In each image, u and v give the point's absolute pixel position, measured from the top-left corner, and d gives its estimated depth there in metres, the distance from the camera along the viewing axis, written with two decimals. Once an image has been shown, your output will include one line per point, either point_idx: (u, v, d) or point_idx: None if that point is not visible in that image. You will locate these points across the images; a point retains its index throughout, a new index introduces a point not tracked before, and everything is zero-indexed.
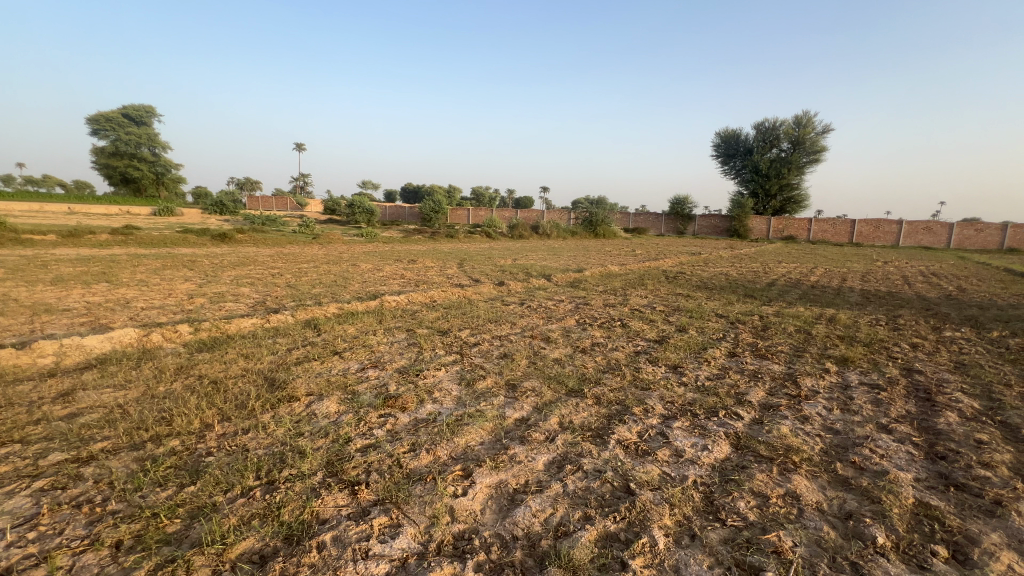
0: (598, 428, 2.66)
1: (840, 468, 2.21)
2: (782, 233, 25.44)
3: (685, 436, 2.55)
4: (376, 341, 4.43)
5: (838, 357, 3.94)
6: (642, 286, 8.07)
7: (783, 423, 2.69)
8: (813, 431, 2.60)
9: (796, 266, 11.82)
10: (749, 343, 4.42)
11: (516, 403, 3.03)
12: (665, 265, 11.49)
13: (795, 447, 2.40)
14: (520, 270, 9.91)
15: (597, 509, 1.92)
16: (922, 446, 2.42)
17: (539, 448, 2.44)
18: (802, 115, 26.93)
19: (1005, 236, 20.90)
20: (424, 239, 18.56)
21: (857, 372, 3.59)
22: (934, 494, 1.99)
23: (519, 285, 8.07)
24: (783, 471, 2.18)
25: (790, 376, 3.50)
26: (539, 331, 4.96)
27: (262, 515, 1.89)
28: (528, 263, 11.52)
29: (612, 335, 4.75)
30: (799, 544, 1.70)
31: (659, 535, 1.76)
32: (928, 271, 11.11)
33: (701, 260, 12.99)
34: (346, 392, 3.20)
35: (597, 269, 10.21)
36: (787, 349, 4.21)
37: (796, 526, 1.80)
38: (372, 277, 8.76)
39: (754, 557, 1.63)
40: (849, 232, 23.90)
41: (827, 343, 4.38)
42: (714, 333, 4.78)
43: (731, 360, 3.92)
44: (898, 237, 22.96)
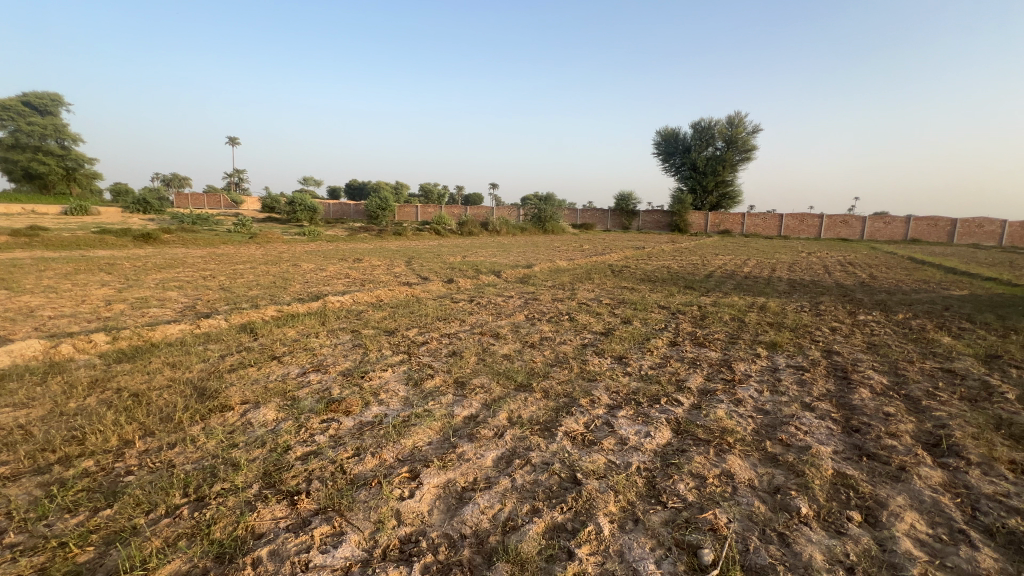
0: (546, 421, 2.69)
1: (770, 445, 2.36)
2: (719, 227, 26.89)
3: (629, 424, 2.63)
4: (318, 344, 4.24)
5: (768, 342, 4.21)
6: (589, 281, 8.26)
7: (719, 407, 2.84)
8: (745, 412, 2.76)
9: (731, 258, 12.53)
10: (688, 332, 4.63)
11: (464, 401, 3.00)
12: (611, 259, 11.84)
13: (729, 429, 2.54)
14: (469, 267, 9.85)
15: (545, 502, 1.94)
16: (840, 421, 2.63)
17: (488, 445, 2.43)
18: (734, 116, 28.58)
19: (908, 228, 23.21)
20: (371, 236, 18.05)
21: (785, 355, 3.85)
22: (849, 465, 2.18)
23: (469, 281, 8.03)
24: (719, 452, 2.30)
25: (725, 362, 3.71)
26: (489, 327, 4.96)
27: (190, 534, 1.76)
28: (478, 259, 11.51)
29: (560, 329, 4.82)
30: (733, 520, 1.79)
31: (604, 522, 1.80)
32: (845, 260, 12.17)
33: (646, 254, 13.45)
34: (286, 398, 3.04)
35: (546, 264, 10.34)
36: (723, 337, 4.45)
37: (730, 503, 1.90)
38: (314, 277, 8.40)
39: (692, 536, 1.70)
40: (778, 225, 25.64)
41: (758, 330, 4.68)
42: (656, 324, 4.98)
43: (672, 349, 4.09)
44: (820, 230, 24.90)
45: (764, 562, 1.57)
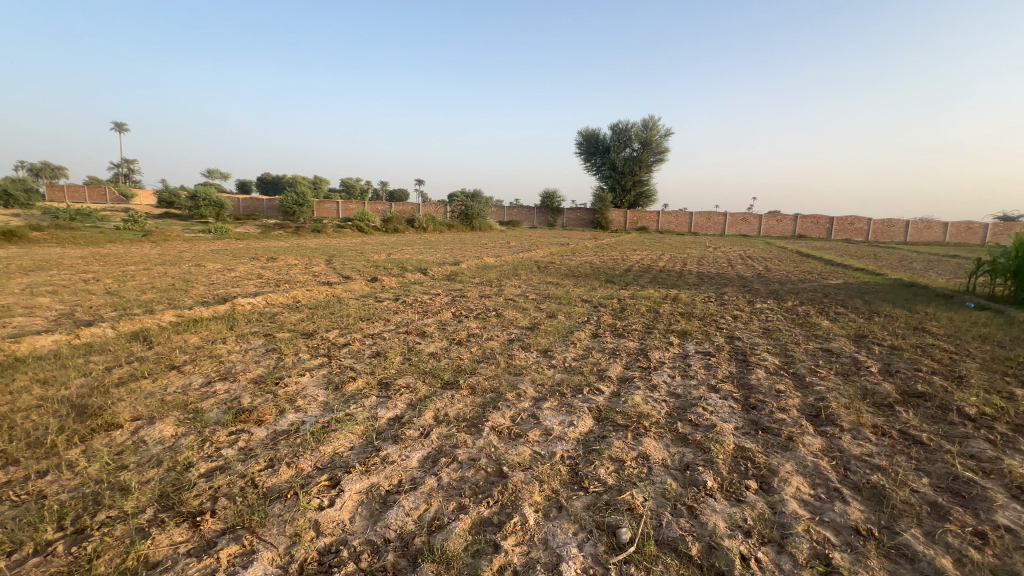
0: (473, 417, 2.69)
1: (681, 426, 2.55)
2: (637, 224, 28.44)
3: (554, 415, 2.70)
4: (226, 350, 3.91)
5: (680, 331, 4.53)
6: (515, 276, 8.38)
7: (636, 393, 3.01)
8: (660, 397, 2.95)
9: (648, 253, 13.31)
10: (609, 324, 4.86)
11: (389, 402, 2.92)
12: (537, 255, 12.09)
13: (645, 413, 2.70)
14: (394, 265, 9.58)
15: (471, 498, 1.94)
16: (740, 400, 2.90)
17: (414, 445, 2.38)
18: (648, 120, 30.32)
19: (796, 225, 26.06)
20: (286, 234, 16.92)
21: (694, 342, 4.16)
22: (747, 438, 2.40)
23: (394, 279, 7.81)
24: (636, 436, 2.43)
25: (642, 350, 3.93)
26: (415, 326, 4.86)
27: (67, 573, 1.54)
28: (404, 257, 11.22)
29: (487, 325, 4.84)
30: (649, 498, 1.91)
31: (529, 512, 1.83)
32: (745, 254, 13.41)
33: (570, 250, 13.90)
34: (187, 411, 2.76)
35: (473, 261, 10.32)
36: (640, 327, 4.72)
37: (645, 483, 2.02)
38: (221, 278, 7.72)
39: (611, 518, 1.78)
40: (688, 222, 27.64)
41: (671, 320, 5.03)
42: (580, 317, 5.17)
43: (594, 340, 4.27)
44: (724, 227, 27.20)
45: (675, 535, 1.68)
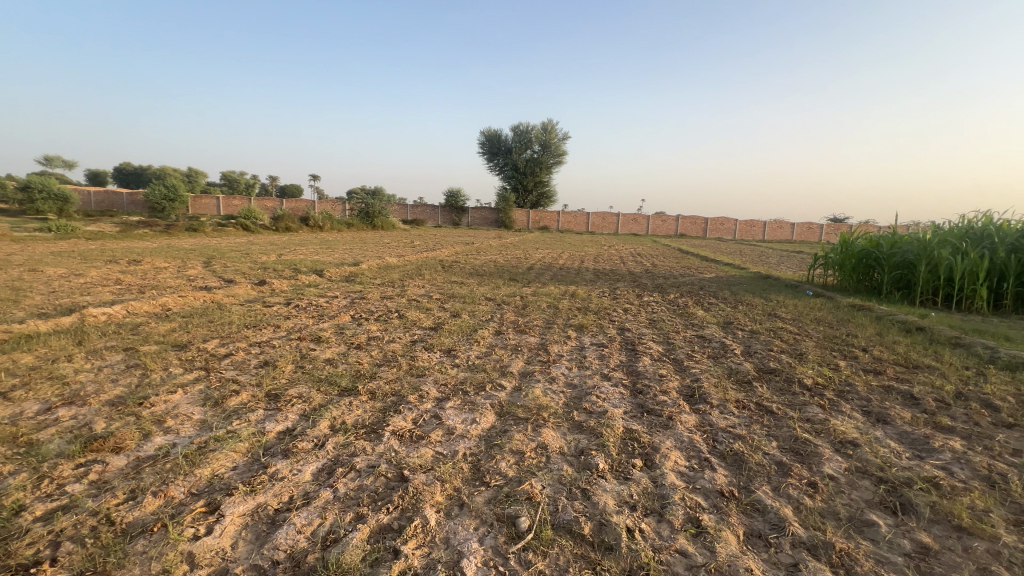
0: (372, 423, 2.59)
1: (576, 415, 2.70)
2: (539, 224, 29.43)
3: (457, 414, 2.71)
4: (72, 370, 3.33)
5: (577, 325, 4.79)
6: (419, 276, 8.22)
7: (536, 386, 3.13)
8: (558, 388, 3.10)
9: (549, 251, 13.83)
10: (512, 321, 4.98)
11: (278, 414, 2.70)
12: (442, 255, 11.98)
13: (545, 405, 2.82)
14: (285, 266, 8.87)
15: (370, 506, 1.88)
16: (629, 386, 3.16)
17: (307, 458, 2.24)
18: (548, 123, 31.51)
19: (678, 225, 28.85)
20: (153, 232, 14.83)
21: (590, 335, 4.43)
22: (634, 420, 2.62)
23: (285, 282, 7.24)
24: (536, 427, 2.53)
25: (542, 345, 4.10)
26: (309, 331, 4.55)
27: None
28: (296, 258, 10.44)
29: (389, 327, 4.69)
30: (547, 486, 2.00)
31: (430, 513, 1.82)
32: (635, 252, 14.50)
33: (474, 249, 13.96)
34: (16, 444, 2.31)
35: (375, 262, 9.91)
36: (541, 323, 4.91)
37: (544, 471, 2.11)
38: (65, 284, 6.54)
39: (511, 508, 1.84)
40: (586, 222, 29.25)
41: (570, 314, 5.29)
42: (483, 316, 5.22)
43: (497, 338, 4.35)
44: (618, 227, 29.22)
45: (570, 517, 1.78)
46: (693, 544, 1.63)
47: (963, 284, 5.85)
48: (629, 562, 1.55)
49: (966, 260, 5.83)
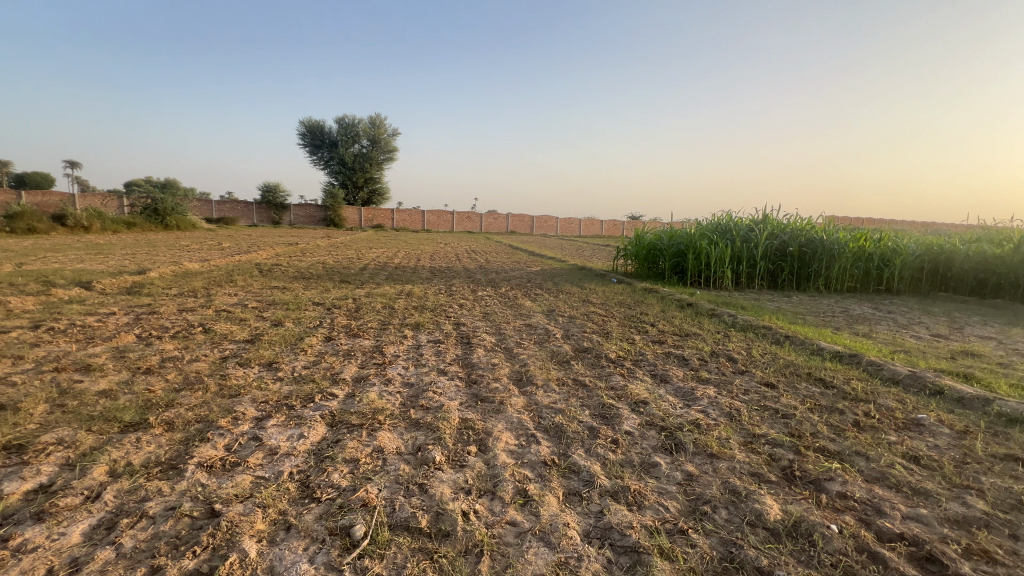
0: (170, 459, 2.20)
1: (413, 413, 2.71)
2: (372, 222, 28.19)
3: (280, 432, 2.47)
4: None
5: (413, 324, 4.77)
6: (230, 283, 7.17)
7: (372, 390, 3.04)
8: (394, 389, 3.06)
9: (384, 250, 13.39)
10: (343, 325, 4.71)
11: (25, 470, 2.09)
12: (259, 257, 10.64)
13: (380, 407, 2.76)
14: (29, 279, 6.81)
15: (169, 554, 1.60)
16: (464, 378, 3.29)
17: (74, 517, 1.79)
18: (376, 118, 30.39)
19: (509, 223, 30.72)
20: None
21: (426, 333, 4.46)
22: (469, 410, 2.75)
23: (30, 299, 5.57)
24: (371, 432, 2.46)
25: (377, 347, 3.98)
26: (73, 359, 3.60)
27: None
28: (47, 267, 8.09)
29: (191, 345, 4.00)
30: (383, 489, 1.97)
31: (250, 545, 1.64)
32: (471, 249, 14.98)
33: (299, 251, 12.72)
34: None
35: (168, 268, 8.29)
36: (376, 325, 4.76)
37: (380, 474, 2.07)
38: None
39: (346, 519, 1.77)
40: (422, 220, 29.11)
41: (405, 314, 5.24)
42: (311, 322, 4.82)
43: (327, 344, 4.07)
44: (453, 224, 29.77)
45: (407, 514, 1.80)
46: (521, 513, 1.80)
47: (717, 267, 7.56)
48: (465, 543, 1.63)
49: (717, 249, 7.51)
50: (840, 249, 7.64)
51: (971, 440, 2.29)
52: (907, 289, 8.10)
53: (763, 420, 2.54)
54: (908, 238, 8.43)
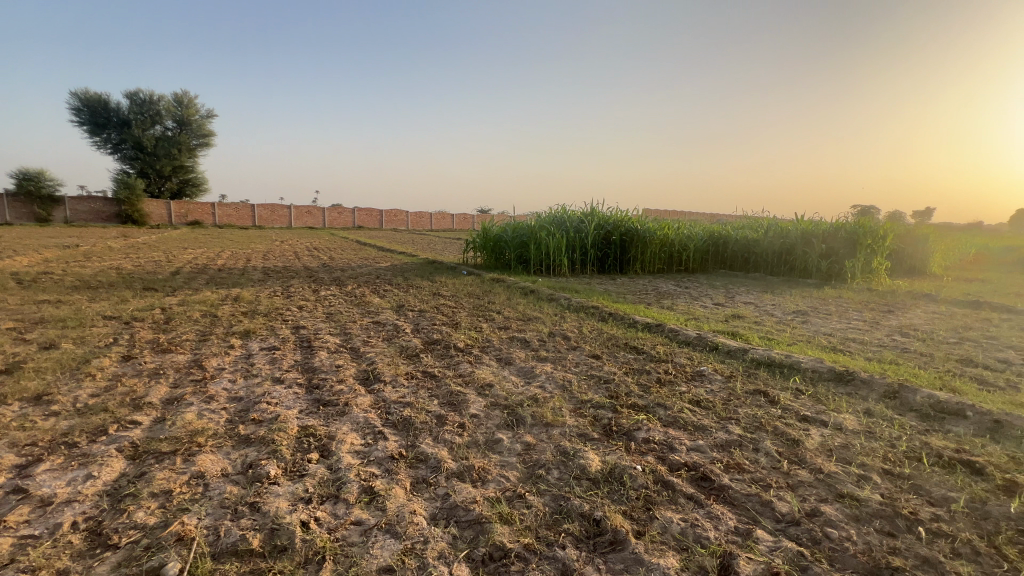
0: None
1: (242, 428, 2.43)
2: (186, 217, 23.99)
3: (57, 477, 2.00)
4: None
5: (242, 331, 4.25)
6: None
7: (188, 411, 2.64)
8: (218, 406, 2.71)
9: (202, 251, 11.53)
10: (148, 340, 3.97)
11: None
12: (14, 264, 8.23)
13: (200, 428, 2.42)
14: None
15: None
16: (304, 384, 3.06)
17: None
18: (182, 95, 25.87)
19: (355, 217, 29.04)
20: None
21: (258, 340, 4.02)
22: (310, 417, 2.58)
23: None
24: (187, 457, 2.15)
25: (195, 362, 3.45)
26: None
27: None
28: None
29: None
30: (204, 517, 1.74)
31: None
32: (312, 246, 13.78)
33: (79, 254, 10.20)
34: None
35: None
36: (193, 336, 4.11)
37: (201, 502, 1.83)
38: None
39: (155, 560, 1.53)
40: (251, 215, 25.79)
41: (232, 321, 4.63)
42: (101, 340, 3.95)
43: (125, 365, 3.39)
44: (290, 220, 27.01)
45: (235, 538, 1.63)
46: (366, 511, 1.77)
47: (555, 255, 8.29)
48: (304, 554, 1.55)
49: (554, 239, 8.24)
50: (650, 237, 9.00)
51: (733, 381, 2.95)
52: (700, 268, 9.91)
53: (589, 387, 2.90)
54: (699, 226, 10.31)
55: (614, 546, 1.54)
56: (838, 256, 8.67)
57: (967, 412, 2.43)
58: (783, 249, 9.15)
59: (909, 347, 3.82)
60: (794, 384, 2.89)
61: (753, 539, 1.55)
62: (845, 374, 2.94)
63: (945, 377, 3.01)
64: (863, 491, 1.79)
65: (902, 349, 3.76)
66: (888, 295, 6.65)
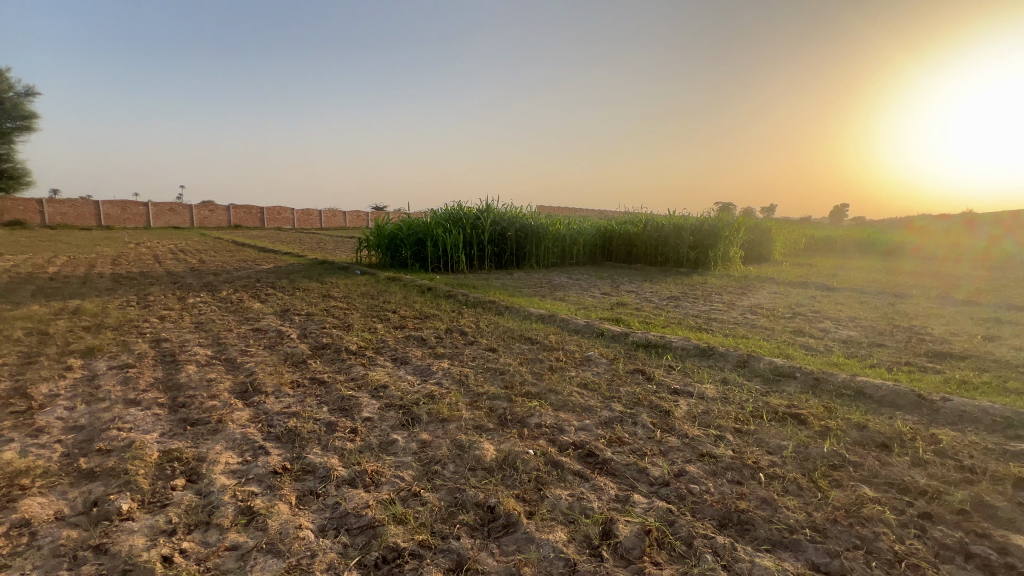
0: None
1: (84, 462, 2.08)
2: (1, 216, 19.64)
3: None
4: None
5: (83, 350, 3.61)
6: None
7: (8, 449, 2.18)
8: (51, 440, 2.28)
9: (24, 257, 9.52)
10: None
11: None
12: None
13: (25, 468, 2.01)
14: None
15: None
16: (167, 403, 2.70)
17: None
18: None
19: (230, 215, 26.14)
20: None
21: (106, 358, 3.45)
22: (174, 439, 2.28)
23: None
24: (6, 504, 1.78)
25: (17, 390, 2.86)
26: None
27: None
28: None
29: None
30: (31, 572, 1.46)
31: None
32: (177, 248, 12.13)
33: None
34: None
35: None
36: (14, 359, 3.39)
37: (26, 555, 1.53)
38: None
39: None
40: (95, 213, 21.93)
41: (69, 338, 3.91)
42: None
43: None
44: (148, 219, 23.49)
45: None
46: (244, 533, 1.62)
47: (452, 252, 8.28)
48: None
49: (451, 235, 8.23)
50: (543, 232, 9.39)
51: (616, 363, 3.21)
52: (589, 261, 10.57)
53: (486, 380, 2.95)
54: (587, 222, 10.98)
55: (507, 529, 1.60)
56: (702, 246, 9.84)
57: (796, 373, 2.92)
58: (659, 241, 10.11)
59: (757, 323, 4.47)
60: (666, 361, 3.22)
61: (630, 503, 1.71)
62: (707, 349, 3.36)
63: (781, 346, 3.57)
64: (719, 448, 2.06)
65: (751, 325, 4.38)
66: (743, 279, 7.72)
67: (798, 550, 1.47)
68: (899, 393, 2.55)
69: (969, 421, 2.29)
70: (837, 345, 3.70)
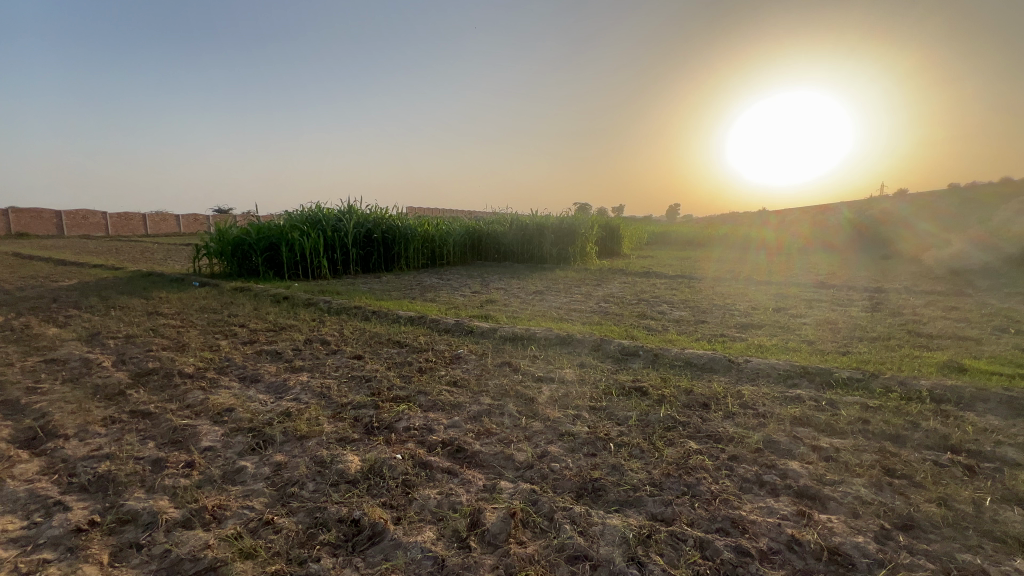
0: None
1: None
2: None
3: None
4: None
5: None
6: None
7: None
8: None
9: None
10: None
11: None
12: None
13: None
14: None
15: None
16: None
17: None
18: None
19: (10, 222, 20.68)
20: None
21: None
22: None
23: None
24: None
25: None
26: None
27: None
28: None
29: None
30: None
31: None
32: None
33: None
34: None
35: None
36: None
37: None
38: None
39: None
40: None
41: None
42: None
43: None
44: None
45: None
46: None
47: (311, 257, 7.67)
48: None
49: (309, 238, 7.59)
50: (412, 233, 9.20)
51: (485, 358, 3.29)
52: (461, 260, 10.63)
53: (350, 389, 2.79)
54: (456, 221, 11.03)
55: (372, 540, 1.54)
56: (562, 243, 10.67)
57: (639, 351, 3.30)
58: (526, 239, 10.60)
59: (610, 310, 4.96)
60: (531, 352, 3.40)
61: (498, 491, 1.77)
62: (567, 337, 3.62)
63: (629, 329, 4.02)
64: (576, 426, 2.24)
65: (605, 313, 4.84)
66: (598, 272, 8.47)
67: (640, 505, 1.67)
68: (715, 359, 3.05)
69: (762, 375, 2.84)
70: (672, 325, 4.27)
